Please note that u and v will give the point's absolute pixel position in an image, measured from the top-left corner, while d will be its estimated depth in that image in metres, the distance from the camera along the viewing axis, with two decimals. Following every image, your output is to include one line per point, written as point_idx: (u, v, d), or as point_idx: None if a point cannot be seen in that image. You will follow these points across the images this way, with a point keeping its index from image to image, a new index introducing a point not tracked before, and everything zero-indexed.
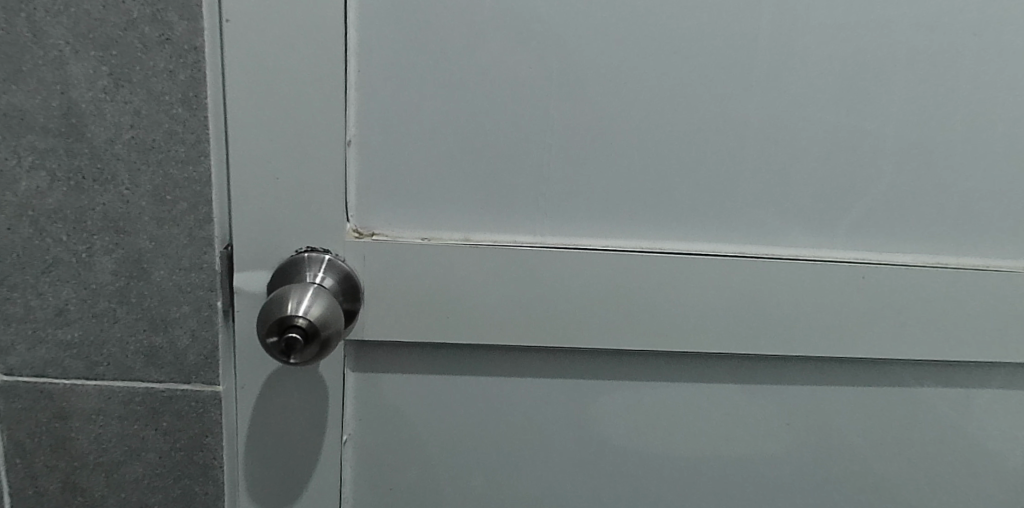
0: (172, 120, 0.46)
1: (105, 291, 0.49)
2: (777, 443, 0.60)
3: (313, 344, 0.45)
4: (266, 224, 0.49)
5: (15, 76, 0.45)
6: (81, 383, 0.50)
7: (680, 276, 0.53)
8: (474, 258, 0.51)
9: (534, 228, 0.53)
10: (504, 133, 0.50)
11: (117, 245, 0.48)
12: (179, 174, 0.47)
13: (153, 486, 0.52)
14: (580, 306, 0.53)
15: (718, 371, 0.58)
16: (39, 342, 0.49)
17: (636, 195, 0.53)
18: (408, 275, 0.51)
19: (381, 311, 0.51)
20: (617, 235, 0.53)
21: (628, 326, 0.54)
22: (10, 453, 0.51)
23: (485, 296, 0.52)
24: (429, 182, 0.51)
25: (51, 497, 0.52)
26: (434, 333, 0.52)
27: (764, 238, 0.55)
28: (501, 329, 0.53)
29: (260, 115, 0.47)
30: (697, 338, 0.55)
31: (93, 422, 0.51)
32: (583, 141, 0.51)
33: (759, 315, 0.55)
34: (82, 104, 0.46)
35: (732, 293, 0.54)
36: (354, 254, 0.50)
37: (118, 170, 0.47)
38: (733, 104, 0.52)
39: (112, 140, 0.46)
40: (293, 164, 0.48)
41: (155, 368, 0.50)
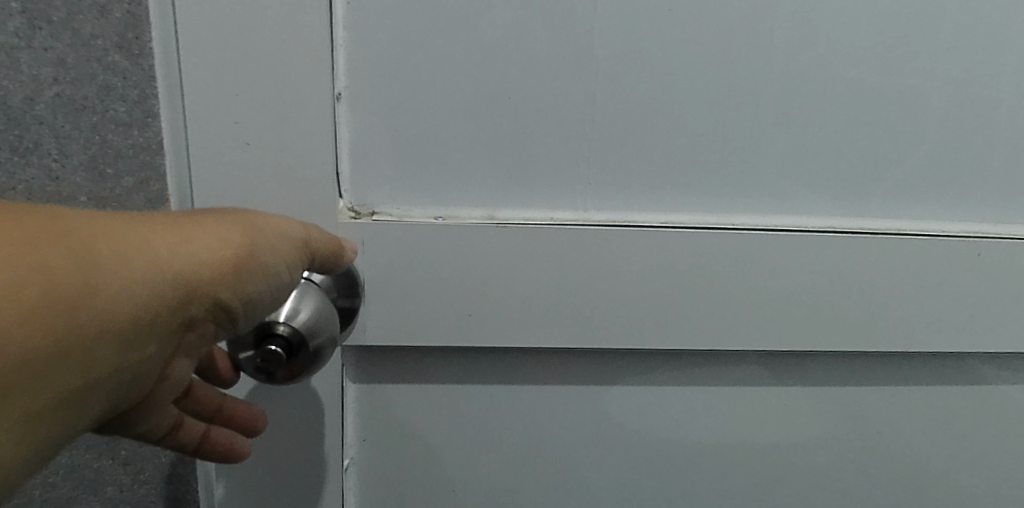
0: (107, 70, 0.37)
1: None
2: (854, 453, 0.51)
3: (298, 358, 0.35)
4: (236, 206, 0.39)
5: None
6: None
7: (753, 258, 0.43)
8: (500, 242, 0.41)
9: (572, 203, 0.42)
10: (532, 86, 0.40)
11: None
12: (122, 141, 0.38)
13: None
14: (630, 297, 0.43)
15: (788, 369, 0.49)
16: None
17: (695, 161, 0.43)
18: (418, 264, 0.41)
19: (386, 309, 0.41)
20: (674, 208, 0.43)
21: (687, 321, 0.44)
22: None
23: (513, 289, 0.42)
24: (442, 148, 0.40)
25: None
26: (452, 334, 0.42)
27: (853, 209, 0.45)
28: (534, 327, 0.43)
29: (221, 65, 0.37)
30: (771, 331, 0.45)
31: None
32: (630, 95, 0.41)
33: (845, 305, 0.45)
34: None
35: (814, 278, 0.44)
36: (350, 240, 0.40)
37: (43, 137, 0.37)
38: (816, 45, 0.41)
39: (33, 100, 0.36)
40: (266, 129, 0.38)
41: None
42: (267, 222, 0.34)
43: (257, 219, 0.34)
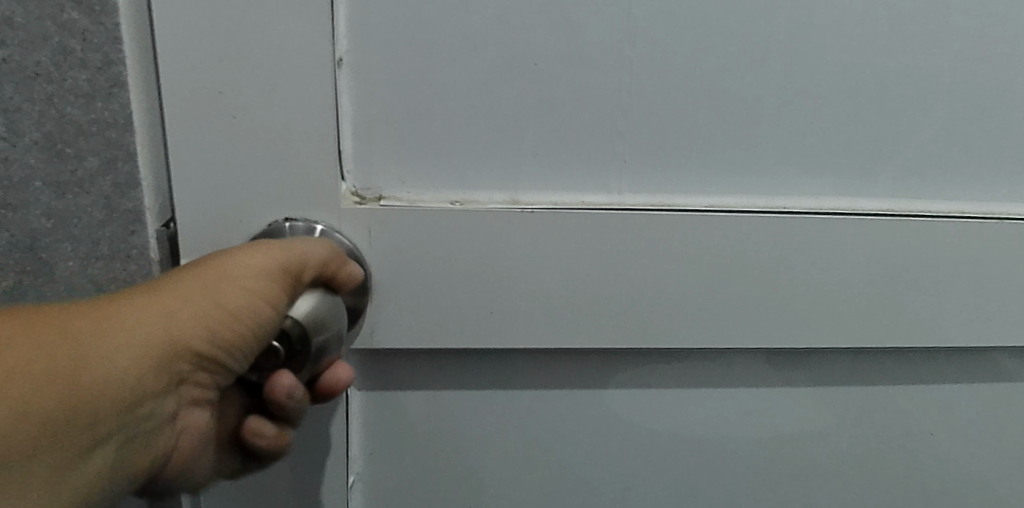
0: (63, 31, 0.31)
1: None
2: (907, 458, 0.47)
3: (299, 359, 0.31)
4: (225, 192, 0.33)
5: None
6: None
7: (812, 246, 0.38)
8: (526, 229, 0.36)
9: (608, 184, 0.37)
10: (567, 52, 0.35)
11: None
12: (83, 115, 0.32)
13: None
14: (672, 289, 0.38)
15: (840, 367, 0.44)
16: None
17: (748, 136, 0.38)
18: (433, 256, 0.35)
19: (399, 307, 0.36)
20: (722, 189, 0.38)
21: (737, 319, 0.39)
22: None
23: (542, 283, 0.37)
24: (463, 123, 0.35)
25: None
26: (472, 336, 0.37)
27: (917, 188, 0.40)
28: (563, 324, 0.38)
29: (201, 25, 0.31)
30: (829, 325, 0.40)
31: None
32: (677, 62, 0.36)
33: (911, 298, 0.40)
34: None
35: (878, 268, 0.39)
36: (356, 229, 0.34)
37: None
38: (887, 4, 0.36)
39: None
40: (257, 101, 0.32)
41: None
42: (237, 273, 0.30)
43: (224, 266, 0.30)
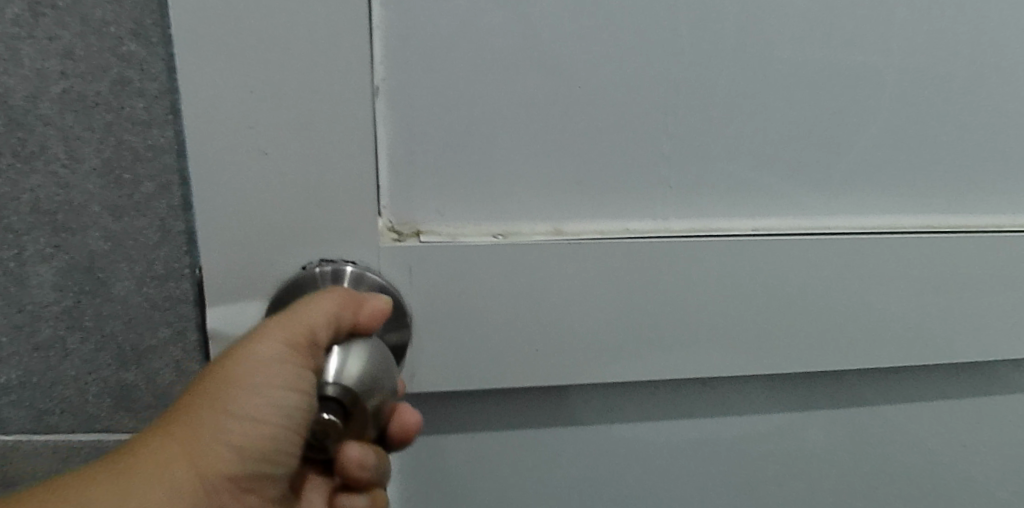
0: (121, 61, 0.32)
1: (49, 313, 0.35)
2: (956, 477, 0.47)
3: (359, 422, 0.30)
4: (259, 234, 0.31)
5: None
6: (32, 434, 0.37)
7: (863, 273, 0.37)
8: (572, 259, 0.34)
9: (650, 209, 0.36)
10: (614, 77, 0.34)
11: (57, 247, 0.34)
12: (141, 141, 0.33)
13: None
14: (723, 319, 0.37)
15: (888, 386, 0.43)
16: None
17: (794, 158, 0.37)
18: (475, 294, 0.34)
19: (440, 348, 0.35)
20: (766, 212, 0.37)
21: (788, 347, 0.38)
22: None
23: (587, 316, 0.36)
24: (507, 151, 0.34)
25: None
26: (513, 375, 0.36)
27: (953, 204, 0.40)
28: (609, 357, 0.37)
29: (229, 60, 0.29)
30: (880, 346, 0.39)
31: None
32: (728, 84, 0.35)
33: (960, 319, 0.40)
34: None
35: (925, 291, 0.39)
36: (396, 267, 0.33)
37: (50, 139, 0.33)
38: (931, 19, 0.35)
39: (37, 98, 0.32)
40: (292, 139, 0.30)
41: (128, 414, 0.37)
42: (253, 374, 0.31)
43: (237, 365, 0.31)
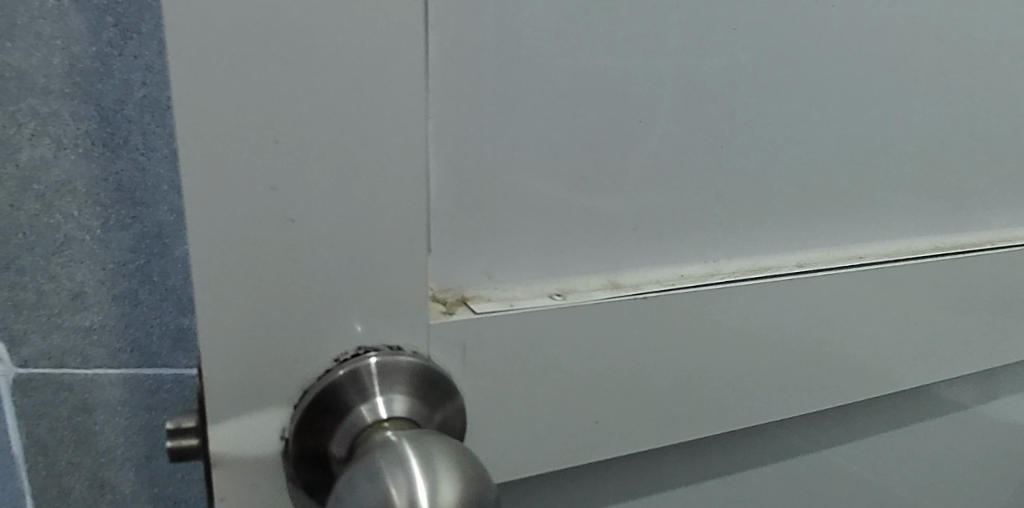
0: None
1: (124, 271, 0.43)
2: (901, 469, 0.53)
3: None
4: (283, 320, 0.26)
5: (8, 31, 0.38)
6: (104, 372, 0.45)
7: (873, 316, 0.41)
8: (638, 317, 0.33)
9: (690, 258, 0.37)
10: (677, 130, 0.34)
11: (134, 218, 0.42)
12: None
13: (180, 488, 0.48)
14: (767, 372, 0.38)
15: (859, 401, 0.48)
16: (54, 329, 0.44)
17: (809, 204, 0.39)
18: (537, 367, 0.32)
19: (511, 423, 0.32)
20: (791, 254, 0.40)
21: (815, 387, 0.40)
22: (63, 430, 0.46)
23: (653, 376, 0.35)
24: (565, 201, 0.33)
25: (76, 497, 0.48)
26: (577, 448, 0.34)
27: (924, 234, 0.44)
28: (669, 419, 0.36)
29: (259, 105, 0.23)
30: (879, 382, 0.43)
31: (119, 415, 0.46)
32: (765, 137, 0.36)
33: (933, 344, 0.45)
34: (87, 60, 0.39)
35: (911, 323, 0.43)
36: (446, 348, 0.29)
37: (132, 133, 0.41)
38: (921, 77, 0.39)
39: (123, 101, 0.40)
40: (331, 201, 0.25)
41: (184, 352, 0.45)
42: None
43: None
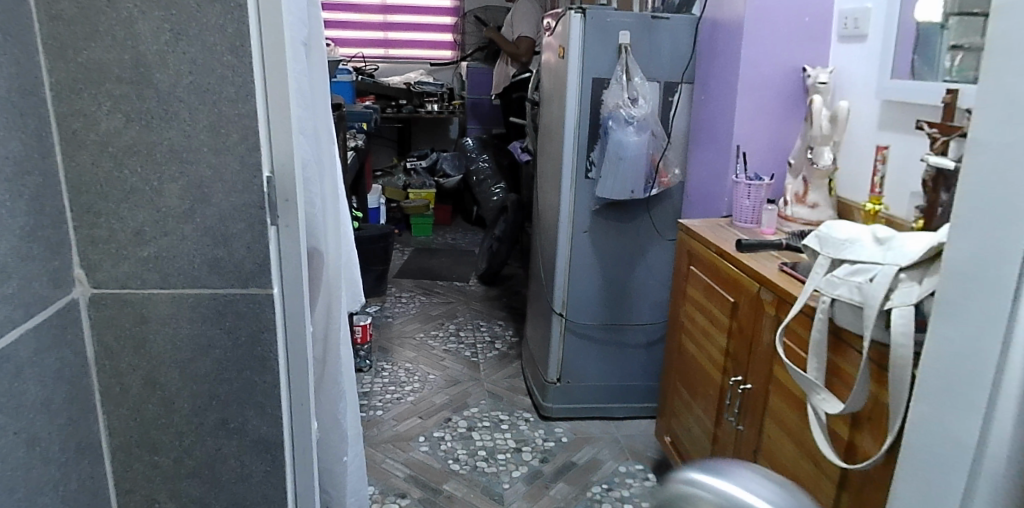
0: (223, 66, 0.55)
1: (173, 214, 0.58)
2: None
3: None
4: None
5: (92, 34, 0.53)
6: (157, 292, 0.59)
7: None
8: None
9: None
10: None
11: (181, 173, 0.57)
12: (231, 110, 0.56)
13: (215, 383, 0.63)
14: None
15: None
16: (121, 259, 0.58)
17: None
18: None
19: None
20: None
21: None
22: (124, 340, 0.60)
23: None
24: None
25: (134, 393, 0.62)
26: None
27: None
28: None
29: None
30: None
31: (168, 325, 0.60)
32: None
33: None
34: (149, 56, 0.54)
35: None
36: None
37: (181, 109, 0.56)
38: None
39: (175, 85, 0.55)
40: None
41: (217, 276, 0.60)
42: None
43: None
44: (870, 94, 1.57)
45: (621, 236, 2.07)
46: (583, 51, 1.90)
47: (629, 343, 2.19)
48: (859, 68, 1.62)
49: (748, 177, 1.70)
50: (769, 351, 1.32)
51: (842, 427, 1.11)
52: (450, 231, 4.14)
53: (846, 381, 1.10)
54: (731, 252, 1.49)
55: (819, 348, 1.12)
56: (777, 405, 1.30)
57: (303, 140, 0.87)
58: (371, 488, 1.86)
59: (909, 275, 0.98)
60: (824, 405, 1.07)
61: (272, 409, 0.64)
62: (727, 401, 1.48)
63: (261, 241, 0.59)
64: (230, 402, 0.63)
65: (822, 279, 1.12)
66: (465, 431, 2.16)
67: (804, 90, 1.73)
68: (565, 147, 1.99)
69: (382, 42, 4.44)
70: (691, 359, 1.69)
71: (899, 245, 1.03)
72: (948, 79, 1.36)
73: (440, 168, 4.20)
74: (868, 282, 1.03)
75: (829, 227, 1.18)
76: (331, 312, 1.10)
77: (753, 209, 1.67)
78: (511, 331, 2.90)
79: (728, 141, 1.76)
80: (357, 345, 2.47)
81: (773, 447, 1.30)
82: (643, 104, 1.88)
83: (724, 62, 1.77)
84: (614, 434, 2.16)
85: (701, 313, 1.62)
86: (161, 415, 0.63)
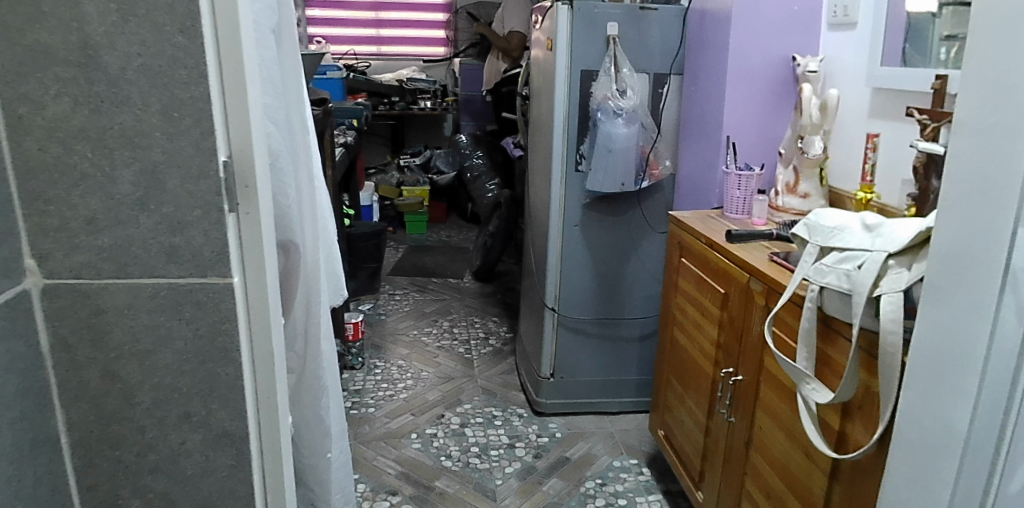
0: (174, 47, 0.54)
1: (127, 201, 0.56)
2: None
3: None
4: None
5: (36, 15, 0.52)
6: (112, 282, 0.58)
7: None
8: None
9: None
10: None
11: (134, 158, 0.55)
12: (184, 94, 0.55)
13: (176, 376, 0.61)
14: None
15: None
16: (74, 248, 0.57)
17: None
18: None
19: None
20: None
21: None
22: (79, 332, 0.59)
23: None
24: None
25: (92, 387, 0.60)
26: None
27: None
28: None
29: None
30: None
31: (125, 316, 0.59)
32: None
33: None
34: (97, 38, 0.53)
35: None
36: None
37: (131, 93, 0.54)
38: None
39: (125, 68, 0.54)
40: None
41: (175, 265, 0.58)
42: None
43: None
44: (860, 82, 1.56)
45: (613, 230, 2.06)
46: (570, 43, 1.88)
47: (623, 337, 2.17)
48: (848, 56, 1.60)
49: (738, 168, 1.68)
50: (760, 341, 1.30)
51: (832, 417, 1.09)
52: (445, 228, 4.13)
53: (837, 371, 1.09)
54: (721, 243, 1.47)
55: (810, 337, 1.10)
56: (767, 396, 1.28)
57: (274, 131, 0.87)
58: (362, 486, 1.84)
59: (898, 262, 0.96)
60: (815, 395, 1.07)
61: (237, 402, 0.63)
62: (719, 393, 1.46)
63: (220, 228, 0.58)
64: (192, 395, 0.62)
65: (812, 267, 1.10)
66: (458, 427, 2.15)
67: (795, 79, 1.71)
68: (554, 141, 1.97)
69: (374, 39, 4.43)
70: (682, 352, 1.67)
71: (888, 232, 1.01)
72: (938, 66, 1.34)
73: (434, 165, 4.17)
74: (857, 269, 1.01)
75: (818, 214, 1.17)
76: (311, 307, 1.09)
77: (744, 200, 1.66)
78: (505, 326, 2.88)
79: (718, 133, 1.74)
80: (348, 343, 2.45)
81: (764, 439, 1.29)
82: (632, 95, 1.86)
83: (712, 52, 1.75)
84: (609, 429, 2.15)
85: (692, 305, 1.60)
86: (121, 409, 0.61)
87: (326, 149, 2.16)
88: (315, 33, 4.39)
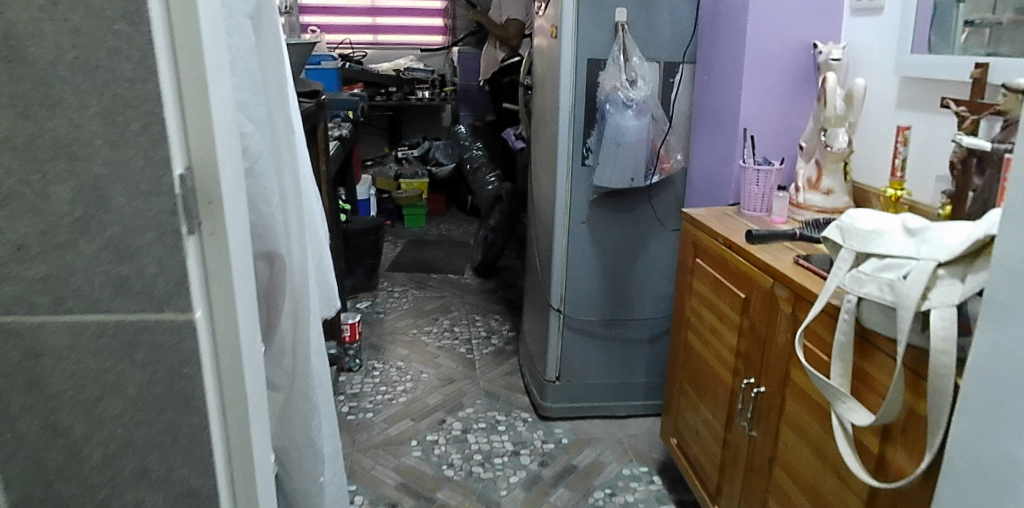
0: (115, 36, 0.44)
1: (64, 222, 0.46)
2: None
3: None
4: None
5: None
6: (49, 320, 0.48)
7: None
8: None
9: None
10: None
11: (70, 172, 0.46)
12: (128, 93, 0.44)
13: (131, 426, 0.52)
14: None
15: None
16: (3, 279, 0.47)
17: None
18: None
19: None
20: None
21: None
22: (12, 378, 0.49)
23: None
24: None
25: (31, 441, 0.51)
26: None
27: None
28: None
29: None
30: None
31: (67, 359, 0.49)
32: None
33: None
34: (20, 26, 0.43)
35: None
36: None
37: (64, 93, 0.44)
38: None
39: (55, 62, 0.44)
40: None
41: (124, 299, 0.48)
42: None
43: None
44: (886, 71, 1.46)
45: (622, 227, 1.96)
46: (576, 30, 1.78)
47: (631, 338, 2.08)
48: (873, 43, 1.49)
49: (756, 163, 1.59)
50: (786, 352, 1.21)
51: (870, 439, 1.01)
52: (444, 221, 4.03)
53: (876, 389, 1.00)
54: (740, 244, 1.38)
55: (844, 351, 1.01)
56: (794, 411, 1.19)
57: (251, 130, 0.78)
58: (359, 498, 1.76)
59: (949, 272, 0.87)
60: (852, 415, 0.98)
61: (204, 457, 0.53)
62: (739, 404, 1.37)
63: (178, 255, 0.48)
64: (150, 449, 0.52)
65: (848, 275, 1.01)
66: (460, 433, 2.06)
67: (816, 68, 1.61)
68: (559, 133, 1.87)
69: (371, 28, 4.30)
70: (698, 358, 1.58)
71: (935, 238, 0.91)
72: (980, 53, 1.23)
73: (433, 157, 4.08)
74: (902, 279, 0.91)
75: (852, 215, 1.07)
76: (300, 322, 0.99)
77: (763, 197, 1.57)
78: (508, 325, 2.79)
79: (734, 125, 1.64)
80: (346, 344, 2.37)
81: (791, 457, 1.21)
82: (642, 86, 1.77)
83: (728, 39, 1.65)
84: (617, 434, 2.07)
85: (708, 309, 1.51)
86: (66, 466, 0.52)
87: (319, 143, 2.05)
88: (310, 22, 4.27)
